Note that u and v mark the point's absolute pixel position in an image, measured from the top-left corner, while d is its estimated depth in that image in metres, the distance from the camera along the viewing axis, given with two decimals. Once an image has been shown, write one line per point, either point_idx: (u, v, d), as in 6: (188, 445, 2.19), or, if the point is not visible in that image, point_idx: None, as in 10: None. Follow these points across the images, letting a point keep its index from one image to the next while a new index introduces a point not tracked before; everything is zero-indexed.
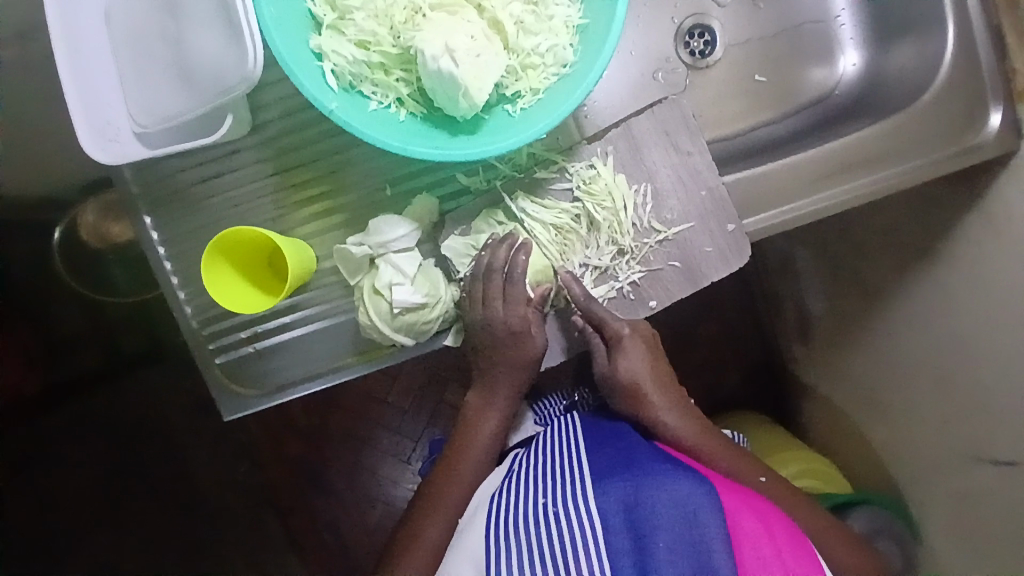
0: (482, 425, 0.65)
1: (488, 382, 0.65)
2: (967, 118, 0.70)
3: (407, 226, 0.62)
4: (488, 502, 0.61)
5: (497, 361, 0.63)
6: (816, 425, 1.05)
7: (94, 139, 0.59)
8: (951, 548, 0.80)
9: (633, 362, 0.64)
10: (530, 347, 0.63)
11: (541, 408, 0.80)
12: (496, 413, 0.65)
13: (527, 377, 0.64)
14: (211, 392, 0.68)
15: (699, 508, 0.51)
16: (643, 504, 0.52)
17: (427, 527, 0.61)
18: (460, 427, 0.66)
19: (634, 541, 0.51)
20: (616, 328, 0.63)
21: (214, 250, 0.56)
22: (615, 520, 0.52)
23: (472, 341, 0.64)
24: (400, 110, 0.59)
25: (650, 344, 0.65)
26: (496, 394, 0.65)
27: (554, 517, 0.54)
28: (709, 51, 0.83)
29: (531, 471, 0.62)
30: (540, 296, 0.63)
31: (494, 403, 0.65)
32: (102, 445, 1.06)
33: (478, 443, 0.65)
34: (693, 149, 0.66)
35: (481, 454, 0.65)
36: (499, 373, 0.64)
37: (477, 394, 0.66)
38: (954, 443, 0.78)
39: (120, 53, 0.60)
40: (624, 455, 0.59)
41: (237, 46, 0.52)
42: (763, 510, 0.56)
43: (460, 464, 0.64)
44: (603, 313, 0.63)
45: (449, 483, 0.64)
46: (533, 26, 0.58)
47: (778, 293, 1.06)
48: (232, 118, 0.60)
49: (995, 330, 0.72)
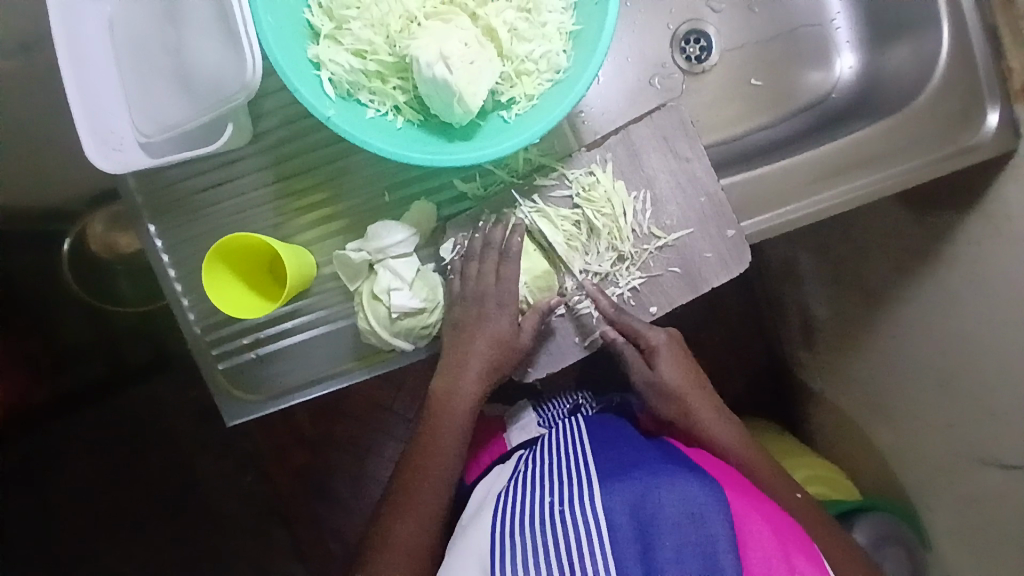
0: (451, 413, 0.63)
1: (457, 364, 0.62)
2: (963, 118, 0.70)
3: (405, 231, 0.63)
4: (493, 502, 0.59)
5: (469, 341, 0.62)
6: (822, 429, 1.04)
7: (98, 149, 0.61)
8: (961, 552, 0.79)
9: (668, 369, 0.66)
10: (507, 330, 0.62)
11: (546, 408, 0.81)
12: (464, 402, 0.63)
13: (497, 357, 0.62)
14: (214, 398, 0.69)
15: (706, 506, 0.50)
16: (648, 501, 0.51)
17: (398, 524, 0.60)
18: (430, 411, 0.64)
19: (640, 538, 0.50)
20: (651, 337, 0.65)
21: (213, 256, 0.57)
22: (621, 517, 0.51)
23: (450, 319, 0.63)
24: (397, 117, 0.60)
25: (679, 349, 0.67)
26: (464, 375, 0.62)
27: (560, 515, 0.52)
28: (705, 56, 0.84)
29: (536, 472, 0.60)
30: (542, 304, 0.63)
31: (461, 384, 0.62)
32: (109, 454, 1.07)
33: (448, 432, 0.63)
34: (692, 154, 0.65)
35: (450, 444, 0.63)
36: (469, 353, 0.62)
37: (443, 382, 0.63)
38: (960, 445, 0.77)
39: (124, 65, 0.61)
40: (629, 458, 0.58)
41: (236, 56, 0.54)
42: (770, 514, 0.55)
43: (433, 447, 0.62)
44: (638, 325, 0.65)
45: (419, 480, 0.62)
46: (526, 33, 0.59)
47: (782, 296, 1.06)
48: (233, 126, 0.61)
49: (997, 330, 0.71)
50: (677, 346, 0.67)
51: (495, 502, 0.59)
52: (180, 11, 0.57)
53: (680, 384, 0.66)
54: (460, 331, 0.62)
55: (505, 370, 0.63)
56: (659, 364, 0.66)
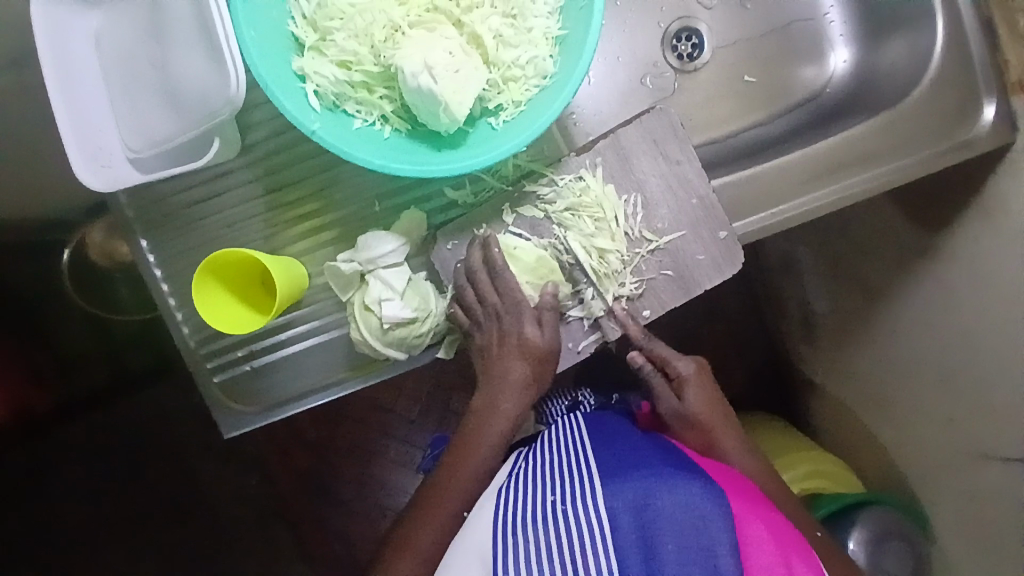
0: (490, 426, 0.62)
1: (497, 371, 0.62)
2: (959, 113, 0.69)
3: (395, 241, 0.63)
4: (492, 498, 0.58)
5: (505, 349, 0.62)
6: (824, 424, 1.04)
7: (87, 166, 0.60)
8: (963, 548, 0.78)
9: (697, 398, 0.67)
10: (537, 340, 0.62)
11: (545, 411, 0.81)
12: (501, 415, 0.62)
13: (536, 367, 0.62)
14: (210, 410, 0.69)
15: (709, 507, 0.49)
16: (652, 502, 0.49)
17: (421, 531, 0.60)
18: (468, 419, 0.63)
19: (643, 539, 0.48)
20: (680, 366, 0.67)
21: (204, 270, 0.57)
22: (623, 518, 0.49)
23: (477, 342, 0.64)
24: (384, 127, 0.60)
25: (709, 382, 0.69)
26: (506, 384, 0.62)
27: (563, 515, 0.51)
28: (697, 54, 0.83)
29: (537, 471, 0.59)
30: (543, 297, 0.62)
31: (503, 393, 0.62)
32: (113, 462, 1.08)
33: (481, 445, 0.62)
34: (682, 156, 0.65)
35: (482, 458, 0.61)
36: (508, 361, 0.62)
37: (484, 396, 0.63)
38: (960, 440, 0.77)
39: (113, 83, 0.61)
40: (631, 458, 0.57)
41: (221, 70, 0.54)
42: (770, 520, 0.54)
43: (468, 457, 0.61)
44: (666, 353, 0.68)
45: (447, 492, 0.61)
46: (512, 39, 0.59)
47: (782, 291, 1.05)
48: (220, 140, 0.61)
49: (997, 325, 0.71)
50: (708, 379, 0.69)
51: (495, 498, 0.58)
52: (165, 28, 0.58)
53: (708, 415, 0.66)
54: (496, 345, 0.62)
55: (542, 377, 0.63)
56: (688, 394, 0.67)
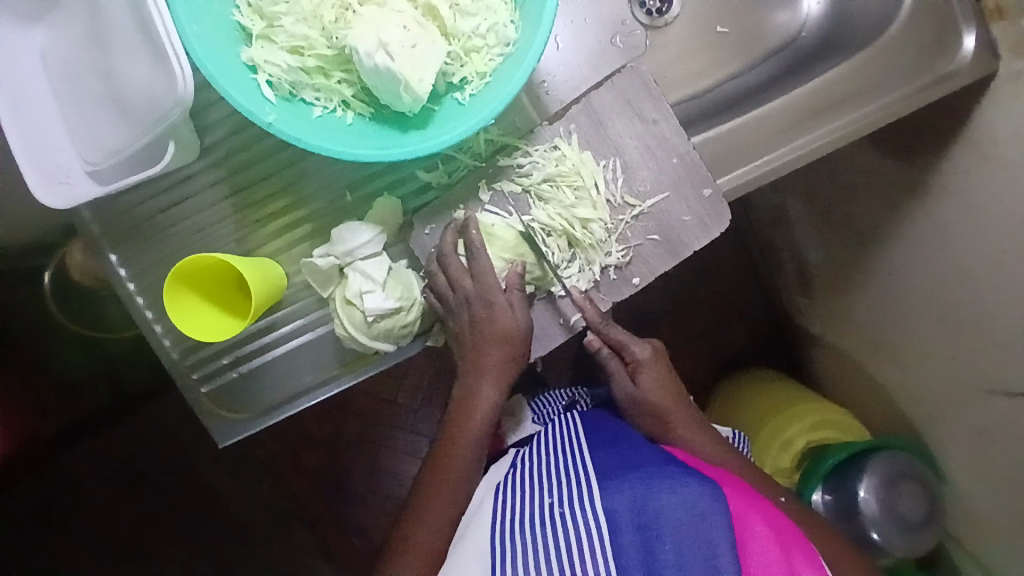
0: (473, 418, 0.60)
1: (475, 361, 0.60)
2: (938, 44, 0.67)
3: (371, 231, 0.61)
4: (492, 498, 0.58)
5: (480, 339, 0.59)
6: (828, 375, 1.03)
7: (45, 185, 0.58)
8: (977, 485, 0.78)
9: (651, 383, 0.65)
10: (511, 325, 0.59)
11: (538, 404, 0.79)
12: (482, 405, 0.60)
13: (514, 352, 0.60)
14: (202, 421, 0.68)
15: (707, 507, 0.48)
16: (649, 502, 0.49)
17: (420, 527, 0.58)
18: (451, 413, 0.61)
19: (641, 541, 0.48)
20: (636, 351, 0.65)
21: (173, 280, 0.55)
22: (623, 519, 0.49)
23: (451, 328, 0.61)
24: (346, 112, 0.57)
25: (666, 366, 0.67)
26: (485, 373, 0.60)
27: (561, 517, 0.51)
28: (666, 8, 0.80)
29: (535, 470, 0.60)
30: (513, 274, 0.60)
31: (483, 383, 0.60)
32: (120, 482, 1.07)
33: (466, 437, 0.60)
34: (658, 115, 0.63)
35: (468, 450, 0.60)
36: (485, 349, 0.59)
37: (463, 386, 0.61)
38: (964, 379, 0.75)
39: (61, 96, 0.59)
40: (629, 458, 0.56)
41: (167, 69, 0.51)
42: (771, 516, 0.54)
43: (454, 453, 0.60)
44: (622, 336, 0.65)
45: (439, 487, 0.60)
46: (469, 7, 0.56)
47: (774, 245, 1.04)
48: (176, 143, 0.58)
49: (992, 259, 0.69)
50: (663, 363, 0.67)
51: (494, 498, 0.58)
52: (105, 31, 0.55)
53: (662, 399, 0.65)
54: (468, 332, 0.60)
55: (521, 361, 0.60)
56: (642, 379, 0.65)
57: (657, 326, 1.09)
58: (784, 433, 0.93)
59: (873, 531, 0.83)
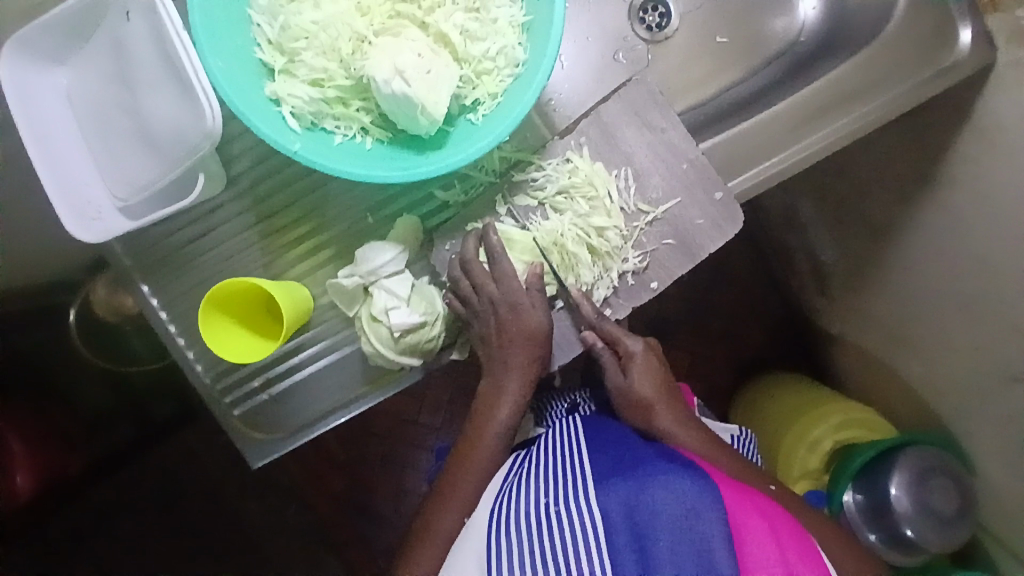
0: (495, 416, 0.62)
1: (500, 364, 0.62)
2: (936, 40, 0.69)
3: (393, 249, 0.63)
4: (492, 501, 0.58)
5: (505, 341, 0.61)
6: (848, 374, 1.02)
7: (77, 221, 0.60)
8: (1006, 474, 0.76)
9: (643, 378, 0.64)
10: (533, 327, 0.61)
11: (547, 412, 0.78)
12: (507, 403, 0.62)
13: (536, 356, 0.62)
14: (236, 443, 0.70)
15: (700, 503, 0.47)
16: (643, 501, 0.48)
17: (442, 538, 0.59)
18: (474, 413, 0.63)
19: (636, 540, 0.47)
20: (630, 344, 0.64)
21: (209, 305, 0.58)
22: (617, 519, 0.48)
23: (475, 333, 0.63)
24: (365, 138, 0.60)
25: (658, 364, 0.66)
26: (507, 377, 0.61)
27: (558, 518, 0.50)
28: (665, 22, 0.83)
29: (535, 472, 0.59)
30: (532, 278, 0.62)
31: (506, 386, 0.61)
32: (146, 515, 1.06)
33: (490, 432, 0.62)
34: (666, 124, 0.65)
35: (493, 444, 0.62)
36: (509, 351, 0.61)
37: (488, 384, 0.63)
38: (986, 370, 0.74)
39: (92, 138, 0.62)
40: (626, 458, 0.55)
41: (196, 105, 0.54)
42: (766, 509, 0.53)
43: (473, 450, 0.62)
44: (616, 330, 0.64)
45: (461, 481, 0.61)
46: (479, 32, 0.59)
47: (787, 247, 1.04)
48: (204, 175, 0.61)
49: (1007, 244, 0.69)
50: (655, 359, 0.66)
51: (495, 501, 0.58)
52: (133, 73, 0.58)
53: (650, 394, 0.64)
54: (494, 335, 0.62)
55: (542, 364, 0.62)
56: (633, 372, 0.64)
57: (673, 333, 1.09)
58: (810, 434, 0.92)
59: (907, 527, 0.82)
